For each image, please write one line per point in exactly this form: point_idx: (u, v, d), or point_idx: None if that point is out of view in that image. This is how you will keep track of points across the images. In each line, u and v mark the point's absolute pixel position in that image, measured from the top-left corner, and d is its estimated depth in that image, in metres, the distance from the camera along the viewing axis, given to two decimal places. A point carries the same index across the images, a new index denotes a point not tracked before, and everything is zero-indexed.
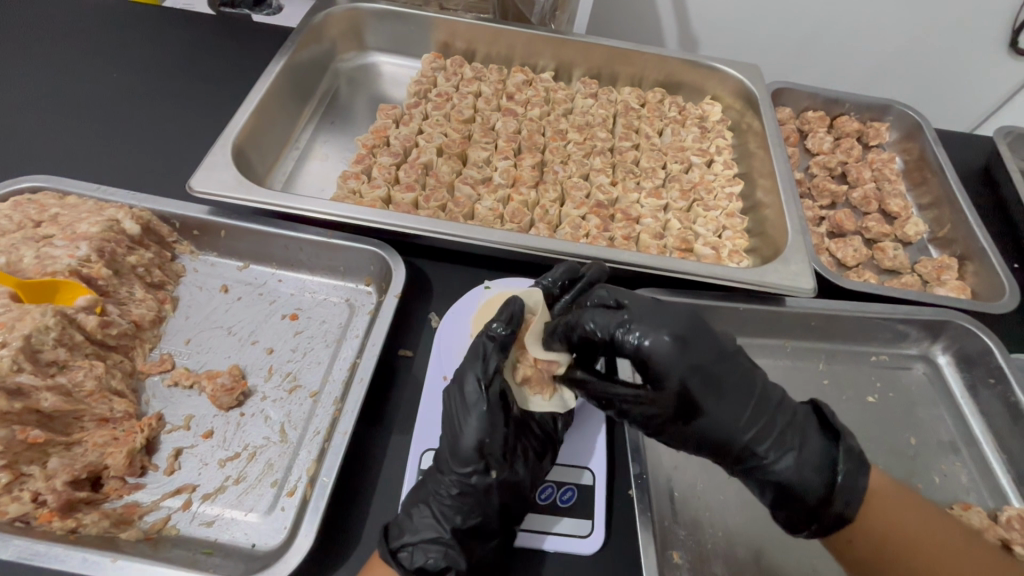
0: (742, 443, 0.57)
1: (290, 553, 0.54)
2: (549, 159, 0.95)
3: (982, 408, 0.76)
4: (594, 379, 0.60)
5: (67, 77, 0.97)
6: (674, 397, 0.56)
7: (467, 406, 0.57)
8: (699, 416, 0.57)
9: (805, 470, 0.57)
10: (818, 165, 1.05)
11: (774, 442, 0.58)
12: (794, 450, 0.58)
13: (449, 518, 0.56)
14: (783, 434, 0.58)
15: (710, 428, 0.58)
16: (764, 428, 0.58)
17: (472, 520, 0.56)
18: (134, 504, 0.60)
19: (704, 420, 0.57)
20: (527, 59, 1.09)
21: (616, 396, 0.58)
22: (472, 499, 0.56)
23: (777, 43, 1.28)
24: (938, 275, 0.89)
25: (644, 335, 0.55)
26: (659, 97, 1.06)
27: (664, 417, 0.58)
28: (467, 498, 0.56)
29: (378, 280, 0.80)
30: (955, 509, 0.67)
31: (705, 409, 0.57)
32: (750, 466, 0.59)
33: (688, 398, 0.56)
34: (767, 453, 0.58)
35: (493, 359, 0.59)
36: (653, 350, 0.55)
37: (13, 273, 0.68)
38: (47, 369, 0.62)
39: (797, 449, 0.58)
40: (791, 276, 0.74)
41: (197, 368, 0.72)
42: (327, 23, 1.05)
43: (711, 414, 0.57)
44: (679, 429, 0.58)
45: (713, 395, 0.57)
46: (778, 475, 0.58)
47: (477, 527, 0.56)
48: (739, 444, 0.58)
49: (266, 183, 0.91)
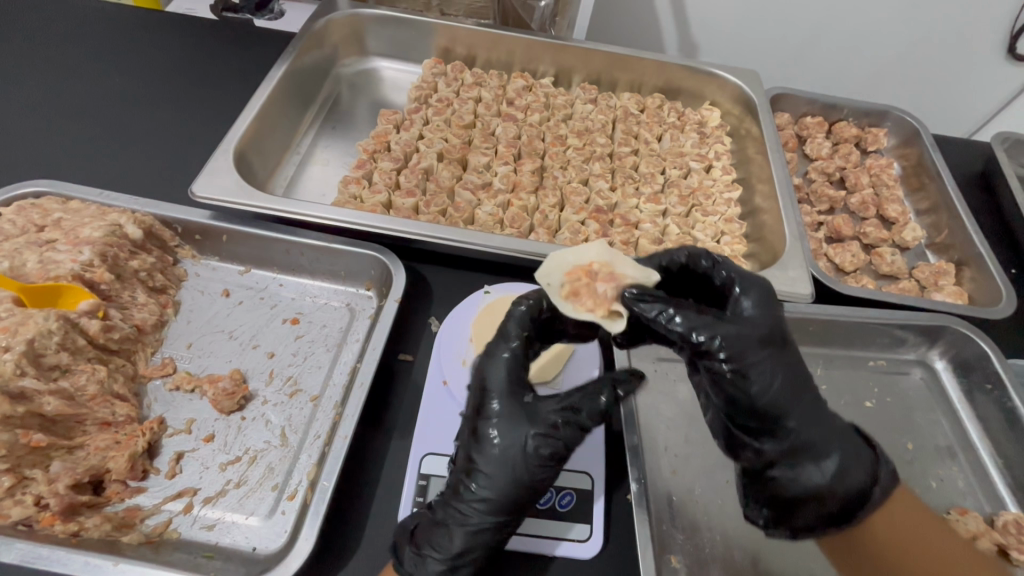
0: (799, 413, 0.55)
1: (291, 557, 0.54)
2: (549, 164, 0.96)
3: (979, 413, 0.76)
4: (680, 301, 0.54)
5: (70, 82, 0.98)
6: (765, 340, 0.54)
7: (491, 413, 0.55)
8: (783, 363, 0.55)
9: (847, 465, 0.56)
10: (816, 170, 1.06)
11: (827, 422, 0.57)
12: (842, 435, 0.57)
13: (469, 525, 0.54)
14: (834, 420, 0.57)
15: (785, 383, 0.54)
16: (819, 409, 0.56)
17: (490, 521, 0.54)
18: (135, 508, 0.61)
19: (785, 372, 0.54)
20: (527, 65, 1.09)
21: (697, 328, 0.53)
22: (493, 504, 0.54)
23: (776, 49, 1.29)
24: (935, 281, 0.89)
25: (751, 286, 0.58)
26: (658, 102, 1.07)
27: (746, 360, 0.53)
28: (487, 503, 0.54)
29: (378, 284, 0.81)
30: (952, 513, 0.68)
31: (784, 363, 0.55)
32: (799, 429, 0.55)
33: (776, 347, 0.55)
34: (823, 425, 0.56)
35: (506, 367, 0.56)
36: (752, 304, 0.57)
37: (16, 277, 0.68)
38: (50, 373, 0.63)
39: (845, 439, 0.57)
40: (789, 282, 0.75)
41: (199, 372, 0.72)
42: (328, 29, 1.06)
43: (790, 369, 0.55)
44: (752, 375, 0.54)
45: (794, 355, 0.57)
46: (822, 454, 0.55)
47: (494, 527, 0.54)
48: (803, 411, 0.55)
49: (268, 188, 0.92)
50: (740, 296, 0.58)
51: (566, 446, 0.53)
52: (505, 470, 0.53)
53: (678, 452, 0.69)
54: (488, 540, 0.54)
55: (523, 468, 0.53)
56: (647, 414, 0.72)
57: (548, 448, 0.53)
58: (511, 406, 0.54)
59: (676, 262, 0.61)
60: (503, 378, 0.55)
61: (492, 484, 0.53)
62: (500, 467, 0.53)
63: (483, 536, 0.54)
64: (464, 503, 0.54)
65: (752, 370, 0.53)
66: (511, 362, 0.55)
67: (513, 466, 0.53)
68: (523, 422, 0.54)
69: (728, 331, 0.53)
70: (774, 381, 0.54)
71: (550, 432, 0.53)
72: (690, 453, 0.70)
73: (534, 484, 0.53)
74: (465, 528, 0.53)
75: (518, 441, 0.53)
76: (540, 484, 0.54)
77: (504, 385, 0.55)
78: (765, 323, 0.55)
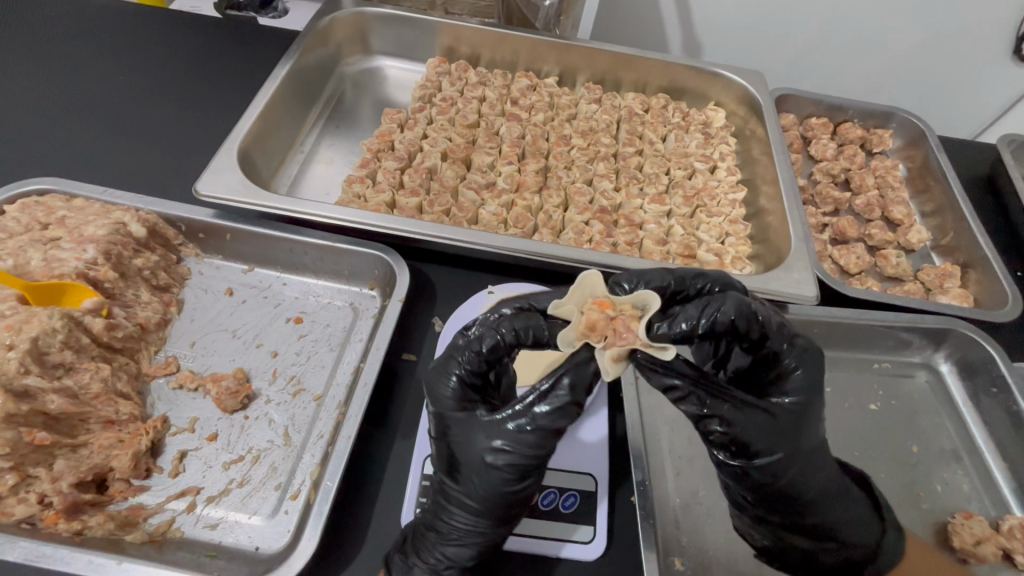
0: (808, 499, 0.54)
1: (294, 556, 0.54)
2: (553, 164, 0.96)
3: (985, 417, 0.76)
4: (703, 390, 0.49)
5: (74, 79, 0.97)
6: (789, 433, 0.51)
7: (443, 429, 0.54)
8: (799, 459, 0.52)
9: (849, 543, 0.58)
10: (821, 172, 1.05)
11: (838, 509, 0.56)
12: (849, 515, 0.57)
13: (443, 541, 0.54)
14: (844, 502, 0.57)
15: (800, 475, 0.53)
16: (833, 495, 0.56)
17: (462, 533, 0.53)
18: (138, 507, 0.61)
19: (798, 467, 0.52)
20: (532, 65, 1.09)
21: (713, 421, 0.50)
22: (459, 518, 0.53)
23: (781, 49, 1.29)
24: (940, 283, 0.89)
25: (799, 364, 0.53)
26: (663, 102, 1.06)
27: (759, 456, 0.51)
28: (455, 517, 0.54)
29: (382, 284, 0.81)
30: (956, 518, 0.67)
31: (804, 455, 0.53)
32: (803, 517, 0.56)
33: (800, 440, 0.52)
34: (832, 511, 0.56)
35: (450, 380, 0.53)
36: (791, 388, 0.52)
37: (20, 275, 0.68)
38: (54, 372, 0.62)
39: (853, 521, 0.57)
40: (794, 284, 0.74)
41: (202, 371, 0.72)
42: (333, 26, 1.05)
43: (807, 457, 0.53)
44: (766, 470, 0.52)
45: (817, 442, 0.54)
46: (826, 533, 0.57)
47: (468, 537, 0.53)
48: (814, 500, 0.55)
49: (271, 187, 0.92)
50: (786, 370, 0.53)
51: (525, 457, 0.50)
52: (474, 487, 0.52)
53: (682, 454, 0.69)
54: (468, 549, 0.54)
55: (491, 484, 0.51)
56: (651, 415, 0.72)
57: (512, 462, 0.50)
58: (468, 424, 0.52)
59: (719, 329, 0.48)
60: (449, 398, 0.53)
61: (467, 501, 0.53)
62: (469, 484, 0.52)
63: (463, 546, 0.54)
64: (446, 521, 0.54)
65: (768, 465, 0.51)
66: (455, 383, 0.53)
67: (476, 481, 0.52)
68: (476, 436, 0.51)
69: (746, 428, 0.50)
70: (791, 477, 0.52)
71: (509, 446, 0.50)
72: (694, 455, 0.69)
73: (506, 496, 0.52)
74: (451, 542, 0.54)
75: (478, 458, 0.51)
76: (514, 493, 0.52)
77: (450, 406, 0.53)
78: (794, 414, 0.52)
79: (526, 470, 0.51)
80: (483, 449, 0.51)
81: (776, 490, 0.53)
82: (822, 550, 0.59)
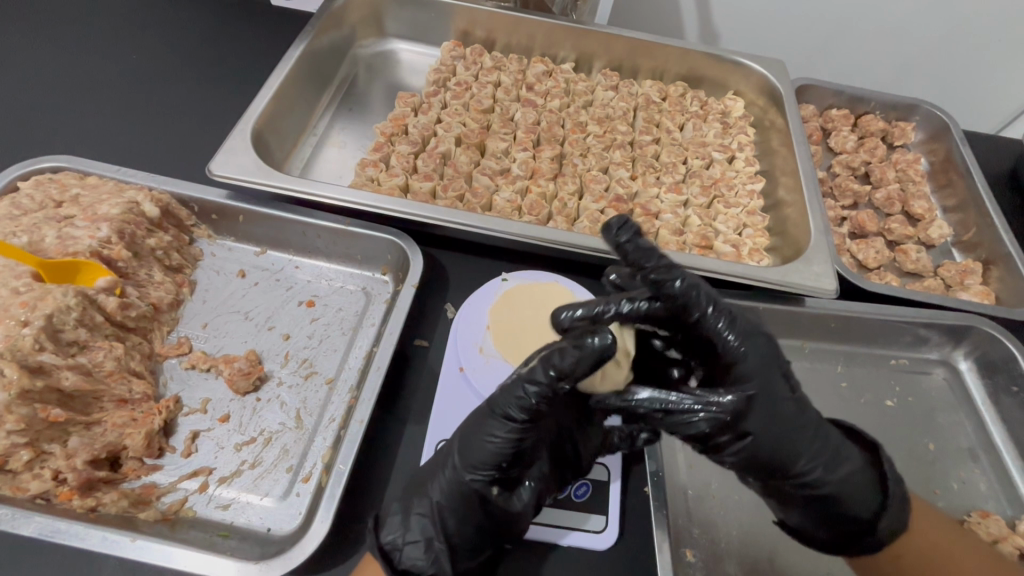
0: (808, 447, 0.53)
1: (307, 539, 0.54)
2: (569, 151, 0.94)
3: (1004, 417, 0.75)
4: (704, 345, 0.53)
5: (88, 57, 0.97)
6: (761, 372, 0.52)
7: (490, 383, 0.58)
8: (792, 408, 0.53)
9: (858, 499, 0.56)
10: (841, 164, 1.04)
11: (835, 459, 0.55)
12: (856, 467, 0.56)
13: (426, 478, 0.57)
14: (840, 463, 0.55)
15: (794, 432, 0.52)
16: (831, 449, 0.55)
17: (441, 472, 0.56)
18: (151, 486, 0.61)
19: (773, 413, 0.52)
20: (548, 50, 1.07)
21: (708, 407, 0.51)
22: (445, 457, 0.57)
23: (803, 37, 1.26)
24: (961, 280, 0.87)
25: (741, 336, 0.51)
26: (681, 91, 1.05)
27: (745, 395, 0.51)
28: (443, 458, 0.57)
29: (395, 269, 0.80)
30: (973, 517, 0.67)
31: (775, 411, 0.52)
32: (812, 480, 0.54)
33: (770, 386, 0.52)
34: (829, 459, 0.54)
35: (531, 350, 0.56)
36: (736, 337, 0.51)
37: (35, 252, 0.68)
38: (68, 349, 0.62)
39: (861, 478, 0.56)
40: (814, 277, 0.73)
41: (214, 352, 0.72)
42: (347, 9, 1.04)
43: (798, 410, 0.53)
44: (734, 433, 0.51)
45: (799, 403, 0.54)
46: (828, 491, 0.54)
47: (441, 476, 0.56)
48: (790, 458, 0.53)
49: (284, 169, 0.91)
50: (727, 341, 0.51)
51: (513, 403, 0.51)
52: (466, 442, 0.54)
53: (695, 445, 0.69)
54: (432, 490, 0.55)
55: (480, 420, 0.54)
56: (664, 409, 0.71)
57: (502, 411, 0.52)
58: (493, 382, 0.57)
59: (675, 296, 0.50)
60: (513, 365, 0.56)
61: (459, 437, 0.56)
62: (465, 431, 0.55)
63: (432, 484, 0.56)
64: (431, 481, 0.56)
65: (763, 415, 0.51)
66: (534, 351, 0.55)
67: (472, 418, 0.55)
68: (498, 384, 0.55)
69: (752, 363, 0.51)
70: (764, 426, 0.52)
71: (504, 394, 0.52)
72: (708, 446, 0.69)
73: (488, 456, 0.53)
74: (428, 501, 0.55)
75: (480, 410, 0.54)
76: (488, 445, 0.53)
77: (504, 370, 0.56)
78: (760, 355, 0.52)
79: (513, 426, 0.52)
80: (489, 399, 0.53)
81: (753, 450, 0.52)
82: (837, 525, 0.57)
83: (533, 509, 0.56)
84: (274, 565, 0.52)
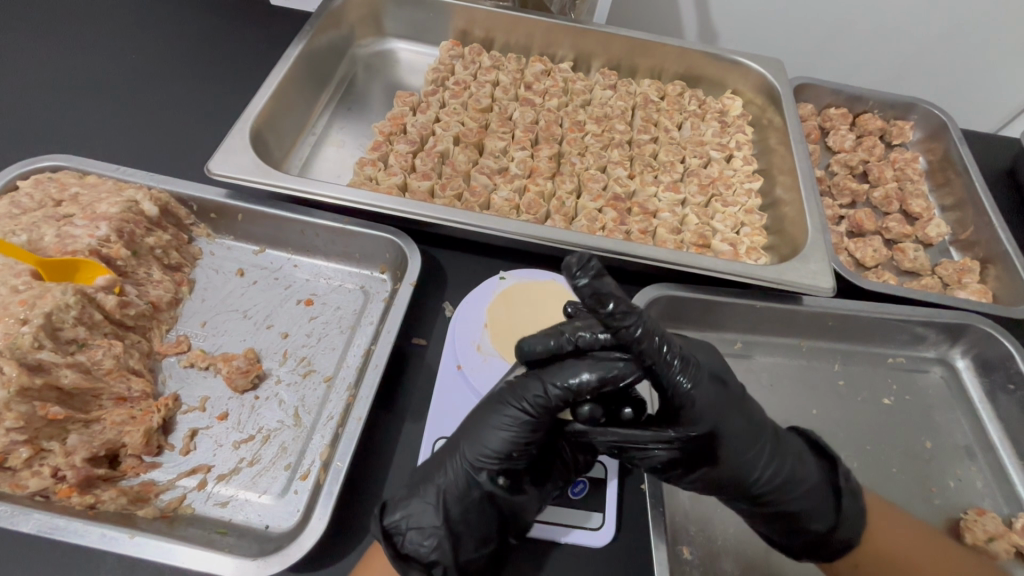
0: (763, 471, 0.55)
1: (305, 535, 0.54)
2: (567, 150, 0.94)
3: (1000, 415, 0.75)
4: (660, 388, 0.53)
5: (88, 57, 0.97)
6: (712, 407, 0.53)
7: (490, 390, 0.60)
8: (745, 438, 0.54)
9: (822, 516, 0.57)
10: (839, 163, 1.04)
11: (797, 475, 0.56)
12: (818, 480, 0.57)
13: (431, 466, 0.57)
14: (802, 480, 0.56)
15: (744, 459, 0.54)
16: (790, 470, 0.56)
17: (448, 460, 0.56)
18: (150, 483, 0.61)
19: (723, 444, 0.54)
20: (546, 49, 1.07)
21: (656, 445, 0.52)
22: (451, 447, 0.57)
23: (801, 36, 1.26)
24: (959, 278, 0.87)
25: (693, 380, 0.52)
26: (679, 90, 1.05)
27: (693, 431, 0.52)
28: (449, 447, 0.57)
29: (393, 268, 0.80)
30: (969, 514, 0.67)
31: (724, 443, 0.54)
32: (772, 500, 0.56)
33: (721, 420, 0.53)
34: (790, 478, 0.56)
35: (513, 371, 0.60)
36: (688, 380, 0.52)
37: (35, 250, 0.68)
38: (68, 347, 0.63)
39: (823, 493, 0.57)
40: (810, 275, 0.73)
41: (213, 350, 0.72)
42: (346, 8, 1.05)
43: (750, 439, 0.55)
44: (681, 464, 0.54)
45: (753, 432, 0.55)
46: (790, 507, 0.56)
47: (449, 464, 0.56)
48: (744, 482, 0.55)
49: (283, 168, 0.91)
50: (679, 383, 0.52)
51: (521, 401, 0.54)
52: (476, 433, 0.55)
53: None
54: (439, 477, 0.55)
55: (489, 412, 0.55)
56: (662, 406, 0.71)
57: (515, 404, 0.54)
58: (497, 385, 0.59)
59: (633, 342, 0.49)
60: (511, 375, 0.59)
61: (468, 427, 0.56)
62: (474, 420, 0.56)
63: (439, 472, 0.56)
64: (438, 468, 0.56)
65: (712, 447, 0.53)
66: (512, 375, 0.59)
67: (480, 411, 0.57)
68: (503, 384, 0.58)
69: (704, 401, 0.53)
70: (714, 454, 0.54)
71: (519, 389, 0.55)
72: None
73: (499, 446, 0.54)
74: (436, 488, 0.55)
75: (489, 404, 0.56)
76: (497, 436, 0.54)
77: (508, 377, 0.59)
78: (710, 392, 0.53)
79: (526, 420, 0.54)
80: (499, 394, 0.56)
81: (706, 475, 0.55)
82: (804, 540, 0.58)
83: (536, 503, 0.56)
84: (272, 562, 0.53)
